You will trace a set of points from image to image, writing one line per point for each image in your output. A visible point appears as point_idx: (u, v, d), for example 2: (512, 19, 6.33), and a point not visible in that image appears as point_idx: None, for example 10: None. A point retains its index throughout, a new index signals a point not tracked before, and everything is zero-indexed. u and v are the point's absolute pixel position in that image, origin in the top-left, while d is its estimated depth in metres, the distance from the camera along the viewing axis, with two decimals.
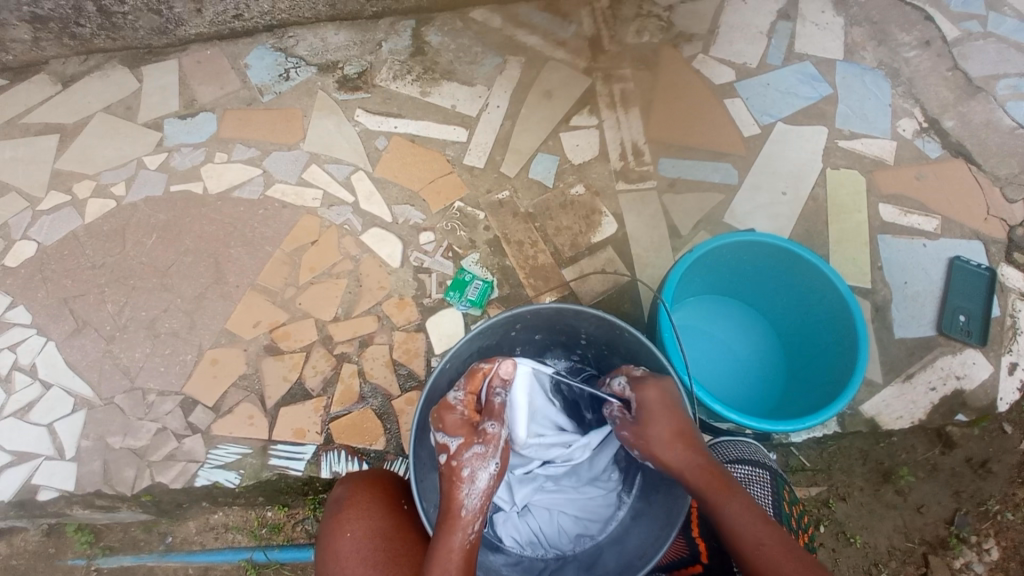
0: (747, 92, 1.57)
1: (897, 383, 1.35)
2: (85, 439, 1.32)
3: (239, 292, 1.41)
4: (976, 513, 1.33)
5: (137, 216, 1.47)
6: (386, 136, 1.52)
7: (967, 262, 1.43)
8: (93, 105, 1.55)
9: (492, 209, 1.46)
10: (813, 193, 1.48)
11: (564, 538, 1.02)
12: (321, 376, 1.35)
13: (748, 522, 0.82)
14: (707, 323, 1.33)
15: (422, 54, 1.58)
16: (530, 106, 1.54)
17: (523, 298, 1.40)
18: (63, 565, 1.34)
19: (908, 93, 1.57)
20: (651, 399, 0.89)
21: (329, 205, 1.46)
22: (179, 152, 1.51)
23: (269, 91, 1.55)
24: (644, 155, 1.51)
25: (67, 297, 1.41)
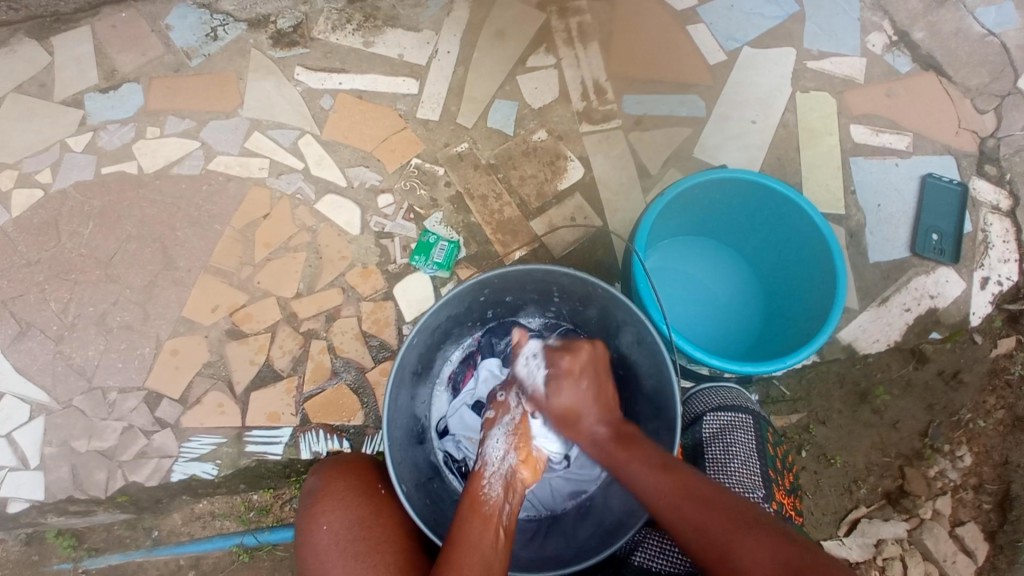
0: (710, 16, 1.48)
1: (873, 307, 1.35)
2: (49, 445, 1.26)
3: (192, 277, 1.33)
4: (948, 424, 1.35)
5: (69, 204, 1.36)
6: (331, 94, 1.41)
7: (939, 179, 1.40)
8: (2, 85, 1.41)
9: (452, 164, 1.38)
10: (782, 120, 1.43)
11: (558, 498, 1.01)
12: (290, 356, 1.29)
13: (652, 478, 0.79)
14: (682, 266, 1.30)
15: (360, 0, 1.46)
16: (482, 49, 1.44)
17: (492, 255, 1.35)
18: (49, 570, 1.30)
19: (876, 5, 1.50)
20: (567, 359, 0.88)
21: (277, 175, 1.37)
22: (106, 130, 1.38)
23: (197, 55, 1.42)
24: (606, 93, 1.43)
25: (6, 298, 1.32)
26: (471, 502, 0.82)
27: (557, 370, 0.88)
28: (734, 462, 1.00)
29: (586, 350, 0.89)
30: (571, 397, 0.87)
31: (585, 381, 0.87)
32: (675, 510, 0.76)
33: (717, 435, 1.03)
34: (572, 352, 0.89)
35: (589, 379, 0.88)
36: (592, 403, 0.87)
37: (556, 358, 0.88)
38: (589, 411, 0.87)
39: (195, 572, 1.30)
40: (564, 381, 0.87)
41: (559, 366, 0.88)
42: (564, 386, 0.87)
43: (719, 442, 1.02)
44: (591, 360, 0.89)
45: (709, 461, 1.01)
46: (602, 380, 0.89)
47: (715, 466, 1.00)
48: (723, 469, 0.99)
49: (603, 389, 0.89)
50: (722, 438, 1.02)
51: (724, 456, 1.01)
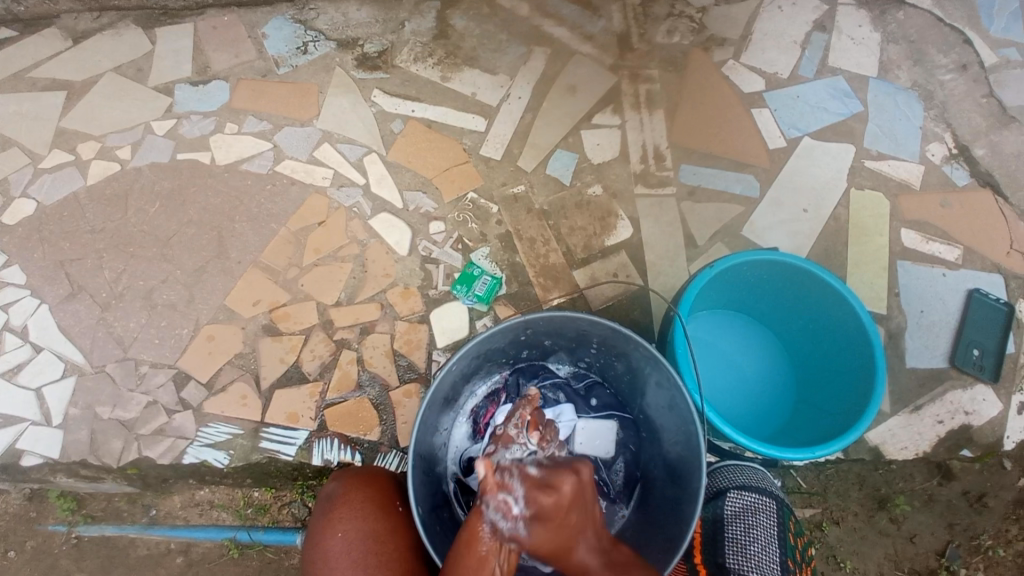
0: (776, 103, 1.53)
1: (904, 414, 1.33)
2: (74, 406, 1.29)
3: (241, 268, 1.37)
4: (967, 547, 1.32)
5: (142, 181, 1.43)
6: (402, 119, 1.47)
7: (987, 296, 1.40)
8: (104, 64, 1.51)
9: (506, 203, 1.42)
10: (835, 213, 1.45)
11: None
12: (319, 361, 1.32)
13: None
14: (719, 341, 1.30)
15: (445, 37, 1.53)
16: (553, 100, 1.50)
17: (531, 296, 1.37)
18: (42, 530, 1.31)
19: (940, 117, 1.53)
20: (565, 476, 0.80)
21: (338, 186, 1.42)
22: (189, 120, 1.46)
23: (286, 64, 1.51)
24: (665, 160, 1.47)
25: (65, 260, 1.38)
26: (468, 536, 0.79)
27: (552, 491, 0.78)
28: (752, 545, 1.03)
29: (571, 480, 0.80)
30: (549, 538, 0.77)
31: (575, 511, 0.79)
32: None
33: (738, 515, 1.05)
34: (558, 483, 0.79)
35: (580, 502, 0.80)
36: (583, 532, 0.80)
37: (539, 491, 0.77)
38: (584, 538, 0.80)
39: (183, 559, 1.30)
40: (549, 524, 0.76)
41: (562, 486, 0.79)
42: (546, 523, 0.76)
43: (739, 522, 1.05)
44: (583, 482, 0.81)
45: (728, 540, 1.04)
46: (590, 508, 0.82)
47: (733, 547, 1.03)
48: (741, 552, 1.02)
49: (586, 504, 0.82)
50: (743, 519, 1.05)
51: (743, 538, 1.03)
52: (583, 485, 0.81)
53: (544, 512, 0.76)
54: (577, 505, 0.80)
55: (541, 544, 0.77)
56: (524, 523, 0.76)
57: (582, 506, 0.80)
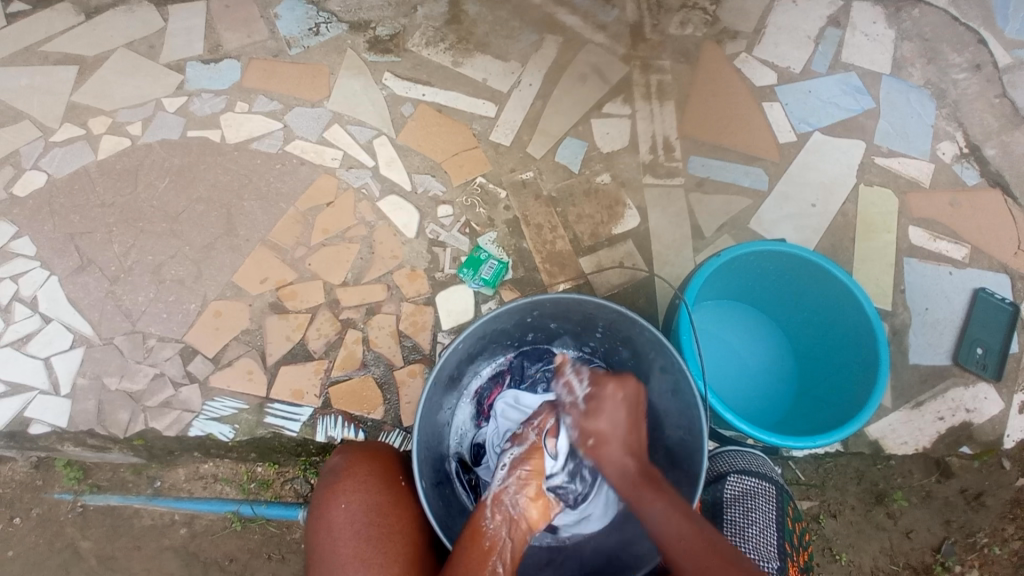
0: (787, 97, 1.52)
1: (905, 409, 1.33)
2: (81, 377, 1.30)
3: (249, 246, 1.38)
4: (963, 544, 1.32)
5: (152, 157, 1.43)
6: (413, 102, 1.48)
7: (992, 295, 1.40)
8: (115, 40, 1.51)
9: (515, 189, 1.43)
10: (843, 208, 1.45)
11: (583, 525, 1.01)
12: (324, 340, 1.32)
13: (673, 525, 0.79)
14: (723, 331, 1.31)
15: (457, 23, 1.53)
16: (564, 88, 1.50)
17: (537, 282, 1.38)
18: (48, 497, 1.33)
19: (951, 116, 1.52)
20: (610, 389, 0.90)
21: (348, 167, 1.43)
22: (200, 97, 1.47)
23: (298, 45, 1.51)
24: (675, 150, 1.47)
25: (74, 233, 1.39)
26: (472, 532, 0.86)
27: (600, 392, 0.90)
28: (752, 529, 1.04)
29: (632, 387, 0.90)
30: (608, 422, 0.88)
31: (621, 413, 0.88)
32: (684, 560, 0.77)
33: (738, 499, 1.07)
34: (619, 382, 0.91)
35: (628, 413, 0.89)
36: (625, 433, 0.87)
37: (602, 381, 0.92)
38: (622, 438, 0.87)
39: (187, 530, 1.32)
40: (605, 403, 0.89)
41: (603, 389, 0.90)
42: (604, 409, 0.89)
43: (739, 506, 1.06)
44: (628, 396, 0.90)
45: (726, 523, 1.05)
46: (632, 424, 0.88)
47: (732, 529, 1.04)
48: (741, 534, 1.03)
49: (633, 420, 0.89)
50: (743, 503, 1.06)
51: (743, 522, 1.05)
52: (634, 396, 0.90)
53: (596, 412, 0.89)
54: (629, 410, 0.89)
55: (591, 427, 0.88)
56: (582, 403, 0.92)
57: (635, 425, 0.88)
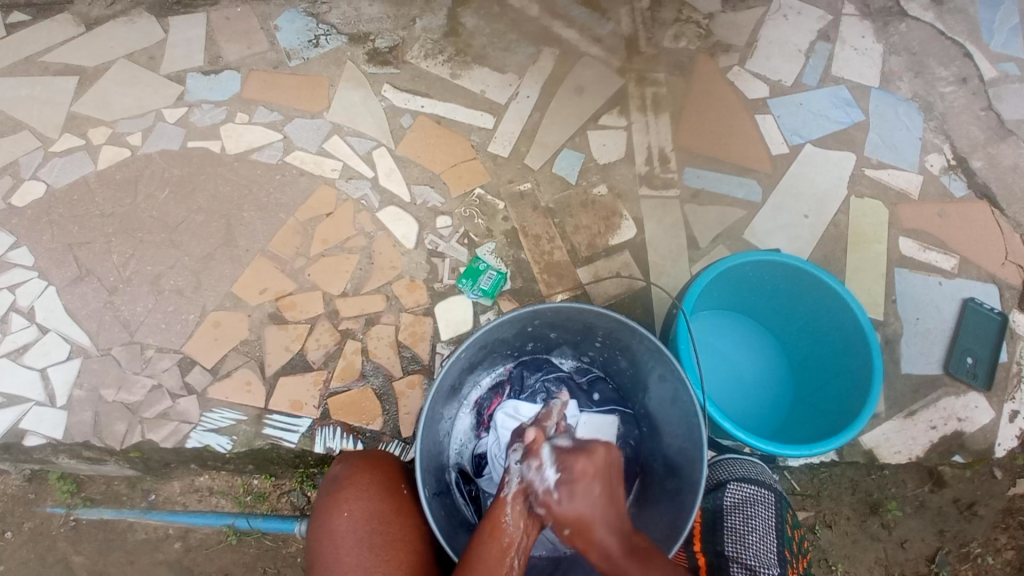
0: (779, 110, 1.55)
1: (898, 418, 1.35)
2: (78, 388, 1.30)
3: (248, 257, 1.38)
4: (957, 554, 1.35)
5: (151, 168, 1.44)
6: (411, 114, 1.49)
7: (981, 305, 1.43)
8: (116, 51, 1.52)
9: (512, 201, 1.44)
10: (834, 219, 1.47)
11: None
12: (323, 350, 1.33)
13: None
14: (719, 340, 1.32)
15: (455, 35, 1.55)
16: (561, 100, 1.52)
17: (535, 293, 1.39)
18: (41, 512, 1.32)
19: (939, 129, 1.56)
20: (585, 467, 0.80)
21: (347, 178, 1.44)
22: (200, 108, 1.47)
23: (298, 56, 1.52)
24: (670, 162, 1.49)
25: (72, 243, 1.39)
26: (491, 526, 0.83)
27: (570, 475, 0.80)
28: (752, 536, 1.05)
29: (601, 452, 0.83)
30: (586, 502, 0.79)
31: (597, 487, 0.80)
32: None
33: (737, 507, 1.08)
34: (588, 453, 0.82)
35: (604, 484, 0.81)
36: (605, 509, 0.79)
37: (570, 461, 0.81)
38: (601, 517, 0.79)
39: (181, 544, 1.31)
40: (577, 486, 0.80)
41: (574, 469, 0.81)
42: (580, 490, 0.79)
43: (739, 514, 1.07)
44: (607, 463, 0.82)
45: (727, 530, 1.07)
46: (614, 481, 0.83)
47: (732, 537, 1.05)
48: (740, 542, 1.05)
49: (596, 481, 0.80)
50: (743, 511, 1.08)
51: (743, 529, 1.06)
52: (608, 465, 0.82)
53: (573, 488, 0.80)
54: (602, 480, 0.81)
55: (569, 514, 0.79)
56: (555, 490, 0.80)
57: (610, 484, 0.81)
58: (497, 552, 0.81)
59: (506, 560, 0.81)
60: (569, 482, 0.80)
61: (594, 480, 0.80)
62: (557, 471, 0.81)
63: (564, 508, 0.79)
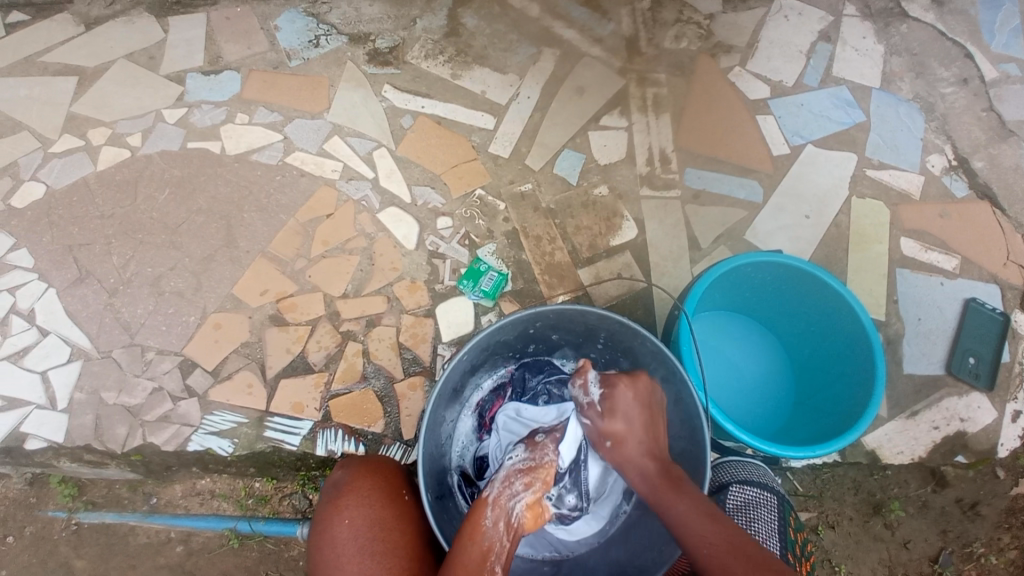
0: (780, 110, 1.55)
1: (900, 418, 1.35)
2: (79, 391, 1.29)
3: (249, 258, 1.38)
4: (960, 554, 1.35)
5: (151, 169, 1.43)
6: (412, 115, 1.49)
7: (982, 305, 1.43)
8: (115, 51, 1.51)
9: (514, 202, 1.44)
10: (836, 220, 1.47)
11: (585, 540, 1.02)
12: (324, 352, 1.33)
13: (698, 523, 0.80)
14: (720, 341, 1.32)
15: (455, 36, 1.55)
16: (562, 100, 1.52)
17: (536, 294, 1.39)
18: (42, 516, 1.32)
19: (940, 129, 1.55)
20: (624, 394, 0.92)
21: (347, 179, 1.44)
22: (200, 109, 1.47)
23: (297, 56, 1.52)
24: (671, 163, 1.49)
25: (73, 245, 1.38)
26: (471, 529, 0.86)
27: (607, 404, 0.92)
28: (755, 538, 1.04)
29: (644, 382, 0.93)
30: (624, 422, 0.90)
31: (636, 407, 0.91)
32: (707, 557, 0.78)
33: (740, 508, 1.08)
34: (628, 382, 0.93)
35: (643, 406, 0.91)
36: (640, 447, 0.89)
37: (613, 377, 0.94)
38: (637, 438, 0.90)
39: (183, 548, 1.31)
40: (629, 413, 0.91)
41: (617, 392, 0.92)
42: (619, 408, 0.91)
43: (742, 515, 1.06)
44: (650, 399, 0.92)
45: None
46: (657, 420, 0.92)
47: None
48: None
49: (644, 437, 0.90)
50: (746, 512, 1.07)
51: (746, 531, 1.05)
52: (647, 396, 0.92)
53: (612, 413, 0.91)
54: (649, 411, 0.92)
55: (603, 431, 0.91)
56: (597, 405, 0.93)
57: (652, 417, 0.91)
58: (477, 555, 0.83)
59: (487, 564, 0.83)
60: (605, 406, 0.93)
61: (629, 396, 0.92)
62: (600, 390, 0.94)
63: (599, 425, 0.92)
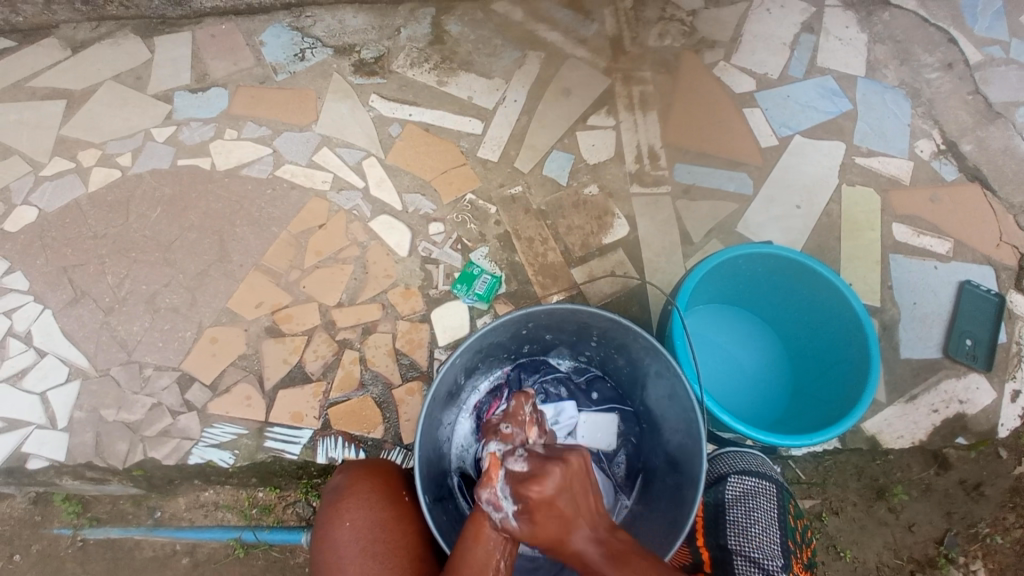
0: (767, 103, 1.56)
1: (900, 404, 1.35)
2: (78, 411, 1.30)
3: (243, 271, 1.38)
4: (965, 535, 1.33)
5: (143, 188, 1.44)
6: (400, 123, 1.50)
7: (977, 286, 1.42)
8: (103, 73, 1.52)
9: (504, 204, 1.44)
10: (827, 208, 1.47)
11: None
12: (321, 361, 1.33)
13: None
14: (715, 334, 1.32)
15: (440, 43, 1.56)
16: (548, 102, 1.53)
17: (530, 294, 1.39)
18: (48, 533, 1.31)
19: (927, 114, 1.56)
20: (547, 474, 0.75)
21: (338, 189, 1.44)
22: (189, 126, 1.48)
23: (284, 70, 1.53)
24: (660, 159, 1.49)
25: (67, 266, 1.39)
26: (475, 530, 0.80)
27: (530, 500, 0.74)
28: (755, 527, 1.05)
29: (557, 471, 0.75)
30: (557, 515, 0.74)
31: (566, 500, 0.74)
32: None
33: (739, 499, 1.08)
34: (558, 463, 0.76)
35: (571, 490, 0.75)
36: (580, 519, 0.75)
37: (527, 488, 0.74)
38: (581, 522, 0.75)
39: (188, 559, 1.30)
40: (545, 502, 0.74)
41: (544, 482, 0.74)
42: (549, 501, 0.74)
43: (740, 506, 1.07)
44: (572, 474, 0.76)
45: (729, 523, 1.07)
46: (584, 495, 0.77)
47: (735, 530, 1.05)
48: (743, 534, 1.05)
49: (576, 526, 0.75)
50: (744, 503, 1.07)
51: (745, 521, 1.06)
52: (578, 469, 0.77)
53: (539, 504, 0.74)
54: (576, 487, 0.76)
55: (538, 534, 0.74)
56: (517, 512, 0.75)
57: (575, 496, 0.75)
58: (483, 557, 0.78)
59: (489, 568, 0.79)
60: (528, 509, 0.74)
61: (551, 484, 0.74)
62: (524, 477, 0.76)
63: (530, 527, 0.74)
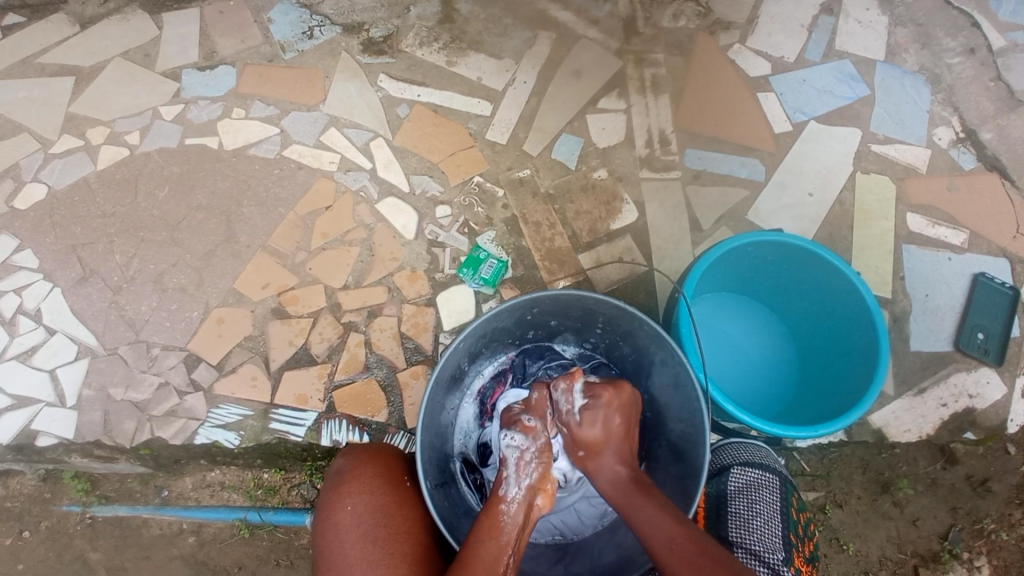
0: (782, 87, 1.52)
1: (908, 397, 1.34)
2: (87, 388, 1.31)
3: (250, 252, 1.38)
4: (970, 530, 1.33)
5: (151, 166, 1.44)
6: (408, 104, 1.48)
7: (991, 279, 1.40)
8: (112, 49, 1.51)
9: (512, 188, 1.43)
10: (840, 197, 1.45)
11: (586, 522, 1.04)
12: (327, 343, 1.33)
13: (665, 527, 0.79)
14: (721, 322, 1.31)
15: (450, 22, 1.53)
16: (558, 84, 1.50)
17: (536, 280, 1.38)
18: (57, 511, 1.33)
19: (947, 101, 1.52)
20: (603, 397, 0.91)
21: (345, 170, 1.43)
22: (196, 105, 1.47)
23: (292, 48, 1.51)
24: (670, 144, 1.47)
25: (76, 244, 1.40)
26: (489, 523, 0.84)
27: (597, 400, 0.91)
28: (756, 520, 1.04)
29: (617, 392, 0.92)
30: (601, 430, 0.89)
31: (617, 417, 0.90)
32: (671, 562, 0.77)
33: (742, 491, 1.08)
34: (614, 388, 0.93)
35: (622, 418, 0.91)
36: (619, 438, 0.90)
37: (597, 389, 0.92)
38: (615, 446, 0.89)
39: (195, 539, 1.33)
40: (600, 411, 0.90)
41: (598, 399, 0.91)
42: (598, 417, 0.90)
43: (744, 497, 1.07)
44: (623, 400, 0.92)
45: (730, 515, 1.06)
46: (626, 424, 0.91)
47: (736, 521, 1.05)
48: (744, 527, 1.04)
49: (624, 420, 0.91)
50: (746, 495, 1.07)
51: (747, 513, 1.05)
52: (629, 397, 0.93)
53: (590, 420, 0.90)
54: (622, 413, 0.92)
55: (585, 437, 0.89)
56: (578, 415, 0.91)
57: (626, 421, 0.91)
58: (494, 551, 0.81)
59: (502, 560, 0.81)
60: (588, 407, 0.91)
61: (608, 395, 0.91)
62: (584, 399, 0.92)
63: (581, 429, 0.90)
